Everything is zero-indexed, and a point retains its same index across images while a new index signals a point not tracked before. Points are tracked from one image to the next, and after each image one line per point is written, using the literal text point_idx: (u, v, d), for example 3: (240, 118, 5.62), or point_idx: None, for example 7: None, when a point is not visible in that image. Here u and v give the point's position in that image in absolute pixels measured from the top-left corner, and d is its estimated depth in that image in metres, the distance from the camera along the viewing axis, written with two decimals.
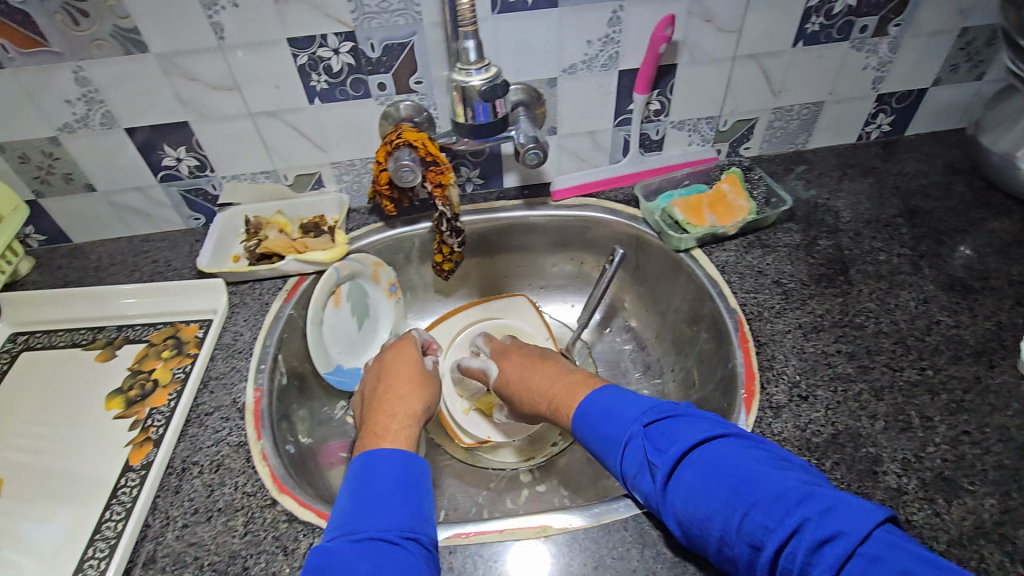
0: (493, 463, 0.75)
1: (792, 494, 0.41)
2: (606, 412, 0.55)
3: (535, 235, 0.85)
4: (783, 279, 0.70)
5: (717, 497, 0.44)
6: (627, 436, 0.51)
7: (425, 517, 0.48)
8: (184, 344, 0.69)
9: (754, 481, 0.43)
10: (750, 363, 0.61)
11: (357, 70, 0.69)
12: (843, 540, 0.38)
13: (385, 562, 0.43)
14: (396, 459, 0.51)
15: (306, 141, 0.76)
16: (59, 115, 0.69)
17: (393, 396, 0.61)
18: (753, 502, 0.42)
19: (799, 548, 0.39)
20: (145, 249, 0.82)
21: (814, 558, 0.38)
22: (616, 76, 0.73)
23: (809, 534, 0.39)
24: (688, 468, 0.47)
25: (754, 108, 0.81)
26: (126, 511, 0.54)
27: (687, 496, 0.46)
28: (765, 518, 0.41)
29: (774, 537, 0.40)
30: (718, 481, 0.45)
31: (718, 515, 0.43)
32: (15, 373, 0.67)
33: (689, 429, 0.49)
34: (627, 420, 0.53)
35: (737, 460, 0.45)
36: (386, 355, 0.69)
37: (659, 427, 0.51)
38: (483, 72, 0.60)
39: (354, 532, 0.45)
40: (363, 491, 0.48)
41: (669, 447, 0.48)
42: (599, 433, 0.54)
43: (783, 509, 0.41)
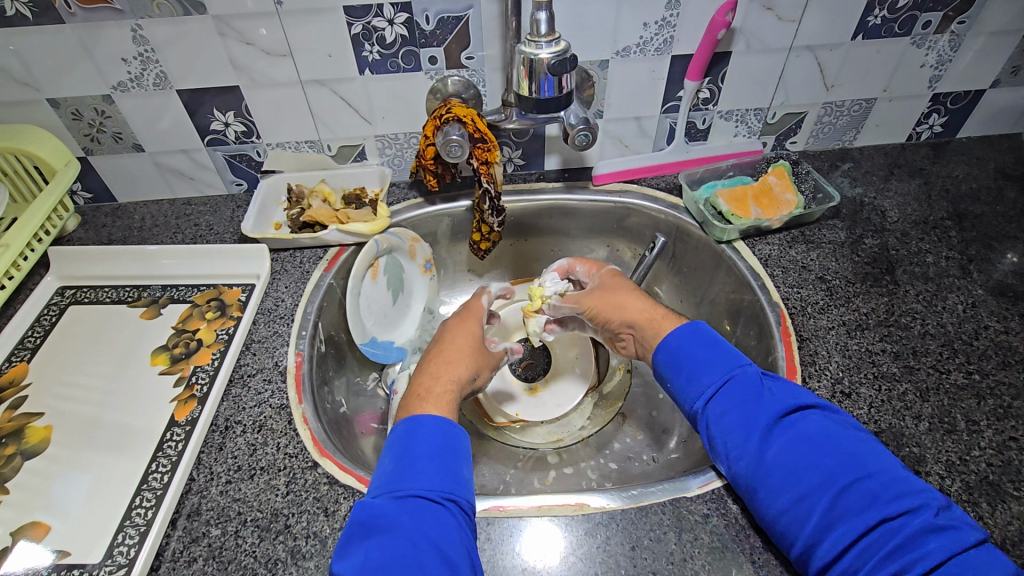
0: (521, 442, 0.75)
1: (909, 482, 0.43)
2: (714, 345, 0.54)
3: (573, 219, 0.85)
4: (827, 275, 0.69)
5: (827, 456, 0.45)
6: (738, 374, 0.51)
7: (465, 478, 0.48)
8: (227, 306, 0.70)
9: (868, 456, 0.45)
10: (792, 357, 0.61)
11: (410, 42, 0.69)
12: (956, 533, 0.40)
13: (426, 521, 0.44)
14: (437, 423, 0.50)
15: (352, 113, 0.76)
16: (114, 73, 0.70)
17: (443, 361, 0.61)
18: (868, 475, 0.43)
19: (906, 525, 0.40)
20: (187, 212, 0.83)
21: (921, 539, 0.40)
22: (669, 61, 0.72)
23: (921, 516, 0.41)
24: (804, 421, 0.47)
25: (805, 101, 0.79)
26: (171, 464, 0.55)
27: (789, 444, 0.46)
28: (873, 490, 0.42)
29: (886, 507, 0.41)
30: (830, 444, 0.45)
31: (820, 471, 0.44)
32: (63, 326, 0.69)
33: (802, 394, 0.50)
34: (737, 361, 0.53)
35: (847, 434, 0.46)
36: (450, 320, 0.69)
37: (771, 380, 0.51)
38: (552, 45, 0.60)
39: (396, 490, 0.46)
40: (406, 449, 0.48)
41: (784, 399, 0.49)
42: (696, 365, 0.53)
43: (898, 489, 0.42)
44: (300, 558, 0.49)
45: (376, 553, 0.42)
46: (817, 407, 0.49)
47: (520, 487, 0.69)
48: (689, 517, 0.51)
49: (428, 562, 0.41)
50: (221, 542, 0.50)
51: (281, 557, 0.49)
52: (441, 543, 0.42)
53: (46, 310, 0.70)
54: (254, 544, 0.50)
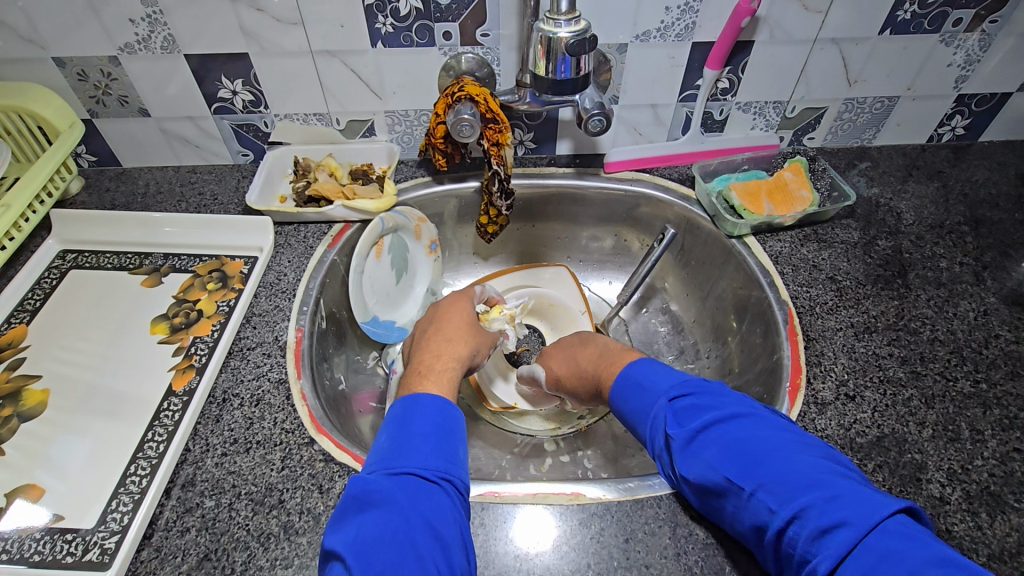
0: (520, 429, 0.75)
1: (804, 480, 0.40)
2: (636, 385, 0.54)
3: (581, 207, 0.83)
4: (838, 275, 0.68)
5: (725, 475, 0.43)
6: (651, 409, 0.51)
7: (461, 458, 0.48)
8: (229, 278, 0.69)
9: (767, 461, 0.42)
10: (798, 357, 0.60)
11: (425, 15, 0.67)
12: (848, 530, 0.37)
13: (422, 498, 0.43)
14: (435, 402, 0.50)
15: (363, 86, 0.75)
16: (121, 34, 0.68)
17: (440, 338, 0.62)
18: (764, 482, 0.41)
19: (803, 533, 0.38)
20: (192, 180, 0.82)
21: (819, 544, 0.37)
22: (689, 48, 0.71)
23: (813, 520, 0.38)
24: (709, 439, 0.46)
25: (825, 97, 0.77)
26: (167, 434, 0.54)
27: (697, 470, 0.45)
28: (773, 500, 0.40)
29: (781, 517, 0.40)
30: (730, 459, 0.44)
31: (729, 491, 0.43)
32: (64, 289, 0.68)
33: (716, 404, 0.48)
34: (654, 392, 0.52)
35: (754, 441, 0.44)
36: (439, 303, 0.69)
37: (683, 402, 0.50)
38: (573, 24, 0.58)
39: (390, 467, 0.45)
40: (402, 428, 0.48)
41: (690, 422, 0.48)
42: (629, 412, 0.53)
43: (791, 493, 0.40)
44: (293, 534, 0.49)
45: (369, 527, 0.40)
46: (730, 414, 0.47)
47: (515, 473, 0.69)
48: (685, 512, 0.50)
49: (421, 539, 0.40)
50: (215, 514, 0.50)
51: (274, 532, 0.49)
52: (434, 522, 0.42)
53: (47, 273, 0.70)
54: (248, 517, 0.49)
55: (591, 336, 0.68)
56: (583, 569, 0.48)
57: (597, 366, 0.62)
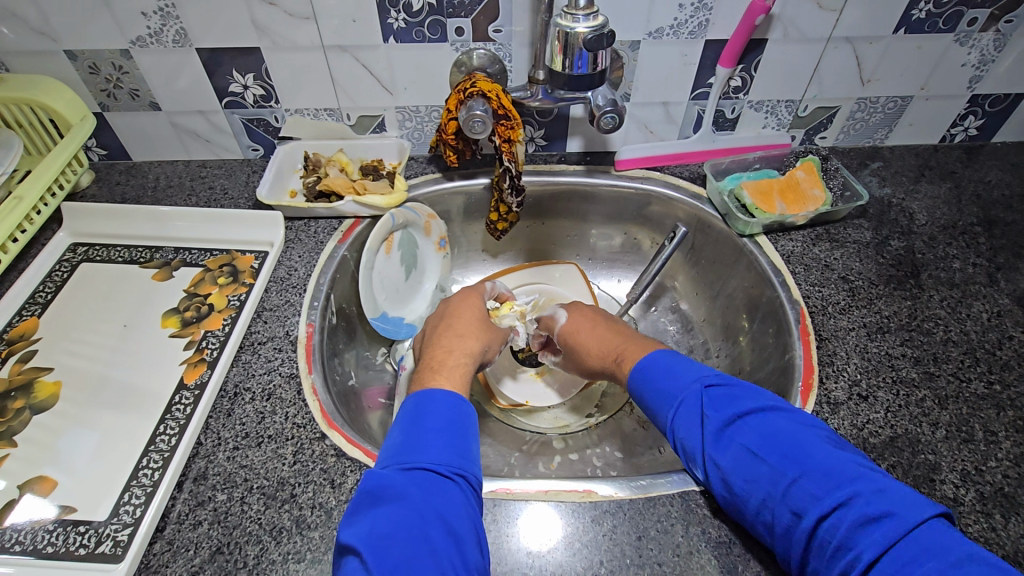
0: (528, 427, 0.75)
1: (848, 471, 0.41)
2: (666, 367, 0.53)
3: (591, 205, 0.83)
4: (850, 275, 0.67)
5: (767, 462, 0.43)
6: (683, 393, 0.50)
7: (474, 454, 0.48)
8: (240, 272, 0.69)
9: (811, 451, 0.43)
10: (810, 356, 0.60)
11: (437, 11, 0.67)
12: (895, 521, 0.37)
13: (436, 493, 0.43)
14: (447, 397, 0.50)
15: (374, 82, 0.75)
16: (133, 27, 0.68)
17: (452, 334, 0.62)
18: (807, 471, 0.42)
19: (843, 522, 0.39)
20: (202, 174, 0.82)
21: (859, 534, 0.38)
22: (702, 45, 0.70)
23: (857, 509, 0.39)
24: (748, 426, 0.46)
25: (838, 96, 0.77)
26: (179, 427, 0.54)
27: (734, 456, 0.45)
28: (816, 487, 0.41)
29: (824, 504, 0.40)
30: (771, 448, 0.44)
31: (764, 478, 0.43)
32: (75, 283, 0.68)
33: (752, 395, 0.48)
34: (686, 377, 0.51)
35: (793, 433, 0.44)
36: (452, 298, 0.69)
37: (718, 389, 0.49)
38: (590, 20, 0.58)
39: (404, 462, 0.45)
40: (415, 422, 0.48)
41: (728, 409, 0.47)
42: (654, 395, 0.52)
43: (836, 483, 0.40)
44: (305, 528, 0.49)
45: (383, 522, 0.40)
46: (769, 405, 0.47)
47: (524, 470, 0.69)
48: (697, 510, 0.50)
49: (435, 535, 0.40)
50: (227, 507, 0.50)
51: (286, 526, 0.49)
52: (448, 518, 0.42)
53: (58, 267, 0.70)
54: (260, 511, 0.49)
55: (608, 317, 0.68)
56: (595, 566, 0.48)
57: (615, 347, 0.62)
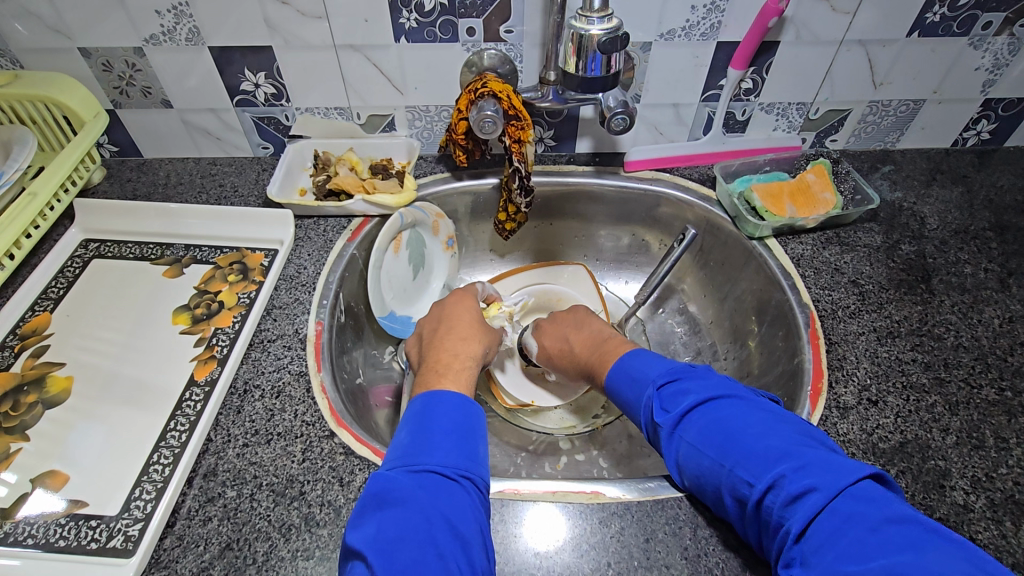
0: (535, 427, 0.75)
1: (774, 450, 0.41)
2: (627, 374, 0.54)
3: (600, 206, 0.83)
4: (860, 279, 0.67)
5: (708, 456, 0.44)
6: (640, 396, 0.51)
7: (482, 457, 0.48)
8: (249, 270, 0.69)
9: (744, 437, 0.43)
10: (819, 360, 0.60)
11: (449, 11, 0.67)
12: (815, 496, 0.37)
13: (442, 496, 0.43)
14: (454, 399, 0.50)
15: (385, 81, 0.75)
16: (146, 25, 0.69)
17: (455, 337, 0.61)
18: (740, 458, 0.42)
19: (775, 502, 0.39)
20: (212, 172, 0.83)
21: (789, 512, 0.38)
22: (713, 47, 0.70)
23: (785, 489, 0.39)
24: (690, 421, 0.46)
25: (849, 99, 0.76)
26: (190, 424, 0.55)
27: (683, 453, 0.46)
28: (748, 474, 0.41)
29: (755, 489, 0.40)
30: (710, 438, 0.44)
31: (710, 471, 0.44)
32: (87, 279, 0.68)
33: (698, 386, 0.48)
34: (641, 381, 0.52)
35: (733, 419, 0.44)
36: (447, 300, 0.69)
37: (670, 388, 0.50)
38: (605, 22, 0.58)
39: (411, 464, 0.45)
40: (422, 425, 0.48)
41: (675, 406, 0.48)
42: (622, 403, 0.53)
43: (764, 466, 0.40)
44: (314, 526, 0.49)
45: (390, 526, 0.40)
46: (710, 395, 0.47)
47: (530, 471, 0.69)
48: (705, 512, 0.50)
49: (441, 537, 0.40)
50: (237, 504, 0.50)
51: (295, 524, 0.49)
52: (455, 521, 0.42)
53: (70, 262, 0.70)
54: (269, 508, 0.50)
55: (578, 323, 0.69)
56: (603, 568, 0.48)
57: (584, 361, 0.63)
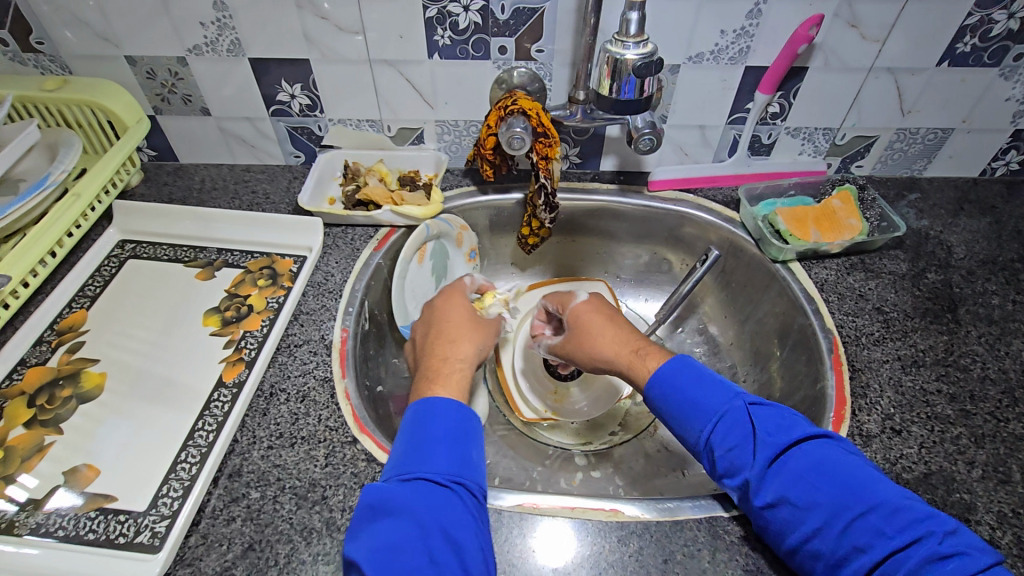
0: (552, 441, 0.76)
1: (909, 509, 0.44)
2: (699, 381, 0.54)
3: (623, 223, 0.83)
4: (885, 306, 0.67)
5: (828, 491, 0.45)
6: (726, 409, 0.52)
7: (475, 461, 0.49)
8: (279, 275, 0.70)
9: (869, 485, 0.45)
10: (842, 387, 0.59)
11: (483, 30, 0.69)
12: (961, 560, 0.41)
13: (436, 504, 0.45)
14: (453, 406, 0.51)
15: (416, 95, 0.77)
16: (191, 37, 0.71)
17: (444, 340, 0.61)
18: (873, 505, 0.44)
19: (911, 558, 0.41)
20: (246, 178, 0.85)
21: (927, 569, 0.41)
22: (741, 71, 0.71)
23: (927, 547, 0.41)
24: (802, 454, 0.48)
25: (877, 126, 0.77)
26: (217, 424, 0.56)
27: (789, 480, 0.47)
28: (881, 521, 0.43)
29: (891, 538, 0.42)
30: (830, 475, 0.46)
31: (824, 508, 0.45)
32: (122, 278, 0.70)
33: (798, 423, 0.51)
34: (728, 394, 0.53)
35: (849, 465, 0.47)
36: (436, 301, 0.68)
37: (765, 412, 0.51)
38: (640, 47, 0.59)
39: (404, 473, 0.47)
40: (416, 433, 0.49)
41: (783, 433, 0.49)
42: (685, 407, 0.53)
43: (901, 521, 0.43)
44: (335, 530, 0.49)
45: (383, 535, 0.42)
46: (813, 434, 0.49)
47: (546, 485, 0.70)
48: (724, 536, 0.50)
49: (435, 543, 0.43)
50: (260, 505, 0.51)
51: (316, 527, 0.50)
52: (448, 528, 0.43)
53: (106, 262, 0.72)
54: (292, 511, 0.51)
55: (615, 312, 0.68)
56: None
57: (619, 358, 0.62)
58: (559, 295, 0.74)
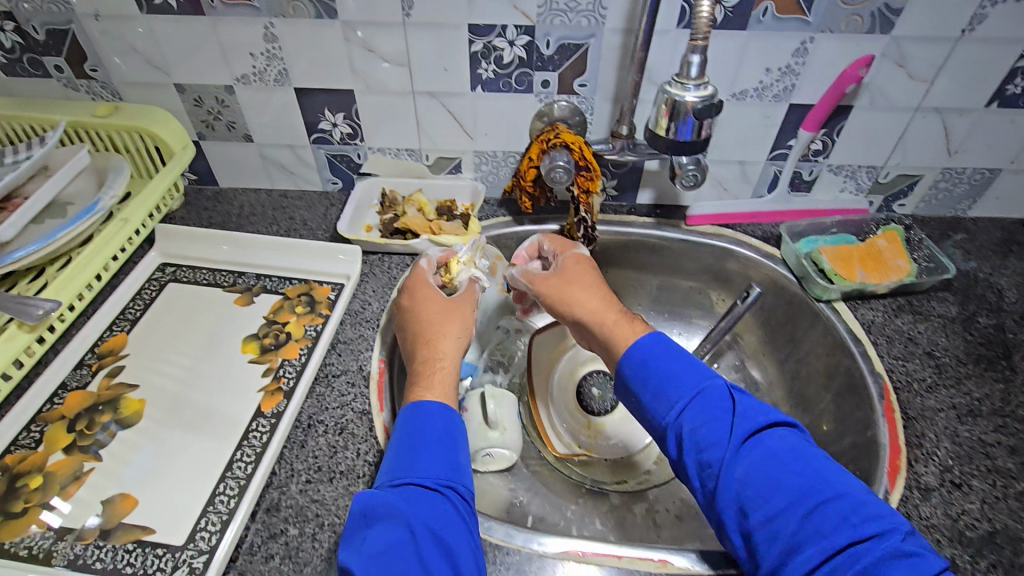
0: (587, 477, 0.75)
1: (876, 506, 0.43)
2: (678, 354, 0.55)
3: (659, 257, 0.82)
4: (936, 351, 0.65)
5: (795, 477, 0.45)
6: (701, 386, 0.52)
7: (463, 466, 0.50)
8: (317, 303, 0.70)
9: (835, 477, 0.45)
10: (896, 435, 0.57)
11: (527, 64, 0.69)
12: (923, 562, 0.40)
13: (428, 508, 0.46)
14: (440, 409, 0.52)
15: (457, 126, 0.77)
16: (240, 66, 0.73)
17: (429, 341, 0.59)
18: (836, 495, 0.44)
19: (873, 553, 0.41)
20: (283, 204, 0.86)
21: (886, 564, 0.40)
22: (785, 108, 0.70)
23: (888, 545, 0.41)
24: (773, 439, 0.48)
25: (922, 164, 0.75)
26: (255, 455, 0.55)
27: (755, 461, 0.47)
28: (844, 512, 0.43)
29: (853, 530, 0.42)
30: (797, 461, 0.46)
31: (789, 491, 0.45)
32: (162, 302, 0.71)
33: (770, 412, 0.51)
34: (704, 372, 0.53)
35: (814, 455, 0.47)
36: (402, 301, 0.64)
37: (738, 395, 0.52)
38: (701, 89, 0.56)
39: (395, 478, 0.47)
40: (407, 435, 0.50)
41: (755, 415, 0.50)
42: (658, 377, 0.53)
43: (864, 516, 0.42)
44: None
45: (376, 540, 0.43)
46: (784, 424, 0.50)
47: (581, 526, 0.68)
48: None
49: (424, 548, 0.43)
50: (298, 542, 0.50)
51: None
52: (440, 531, 0.44)
53: (147, 285, 0.73)
54: (331, 550, 0.50)
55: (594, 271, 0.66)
56: None
57: (602, 322, 0.61)
58: (560, 238, 0.71)
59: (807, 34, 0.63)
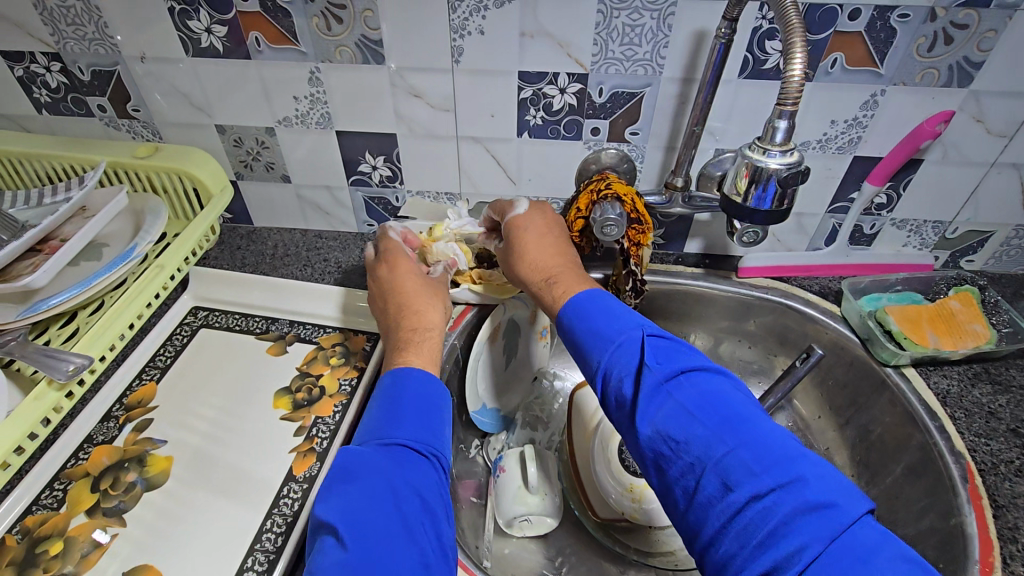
0: (634, 548, 0.69)
1: (786, 450, 0.41)
2: (606, 311, 0.53)
3: (707, 309, 0.78)
4: (1022, 428, 0.60)
5: (702, 424, 0.43)
6: (622, 337, 0.50)
7: (446, 436, 0.50)
8: (352, 354, 0.67)
9: (744, 423, 0.43)
10: (986, 527, 0.52)
11: (577, 111, 0.67)
12: (835, 512, 0.38)
13: (413, 469, 0.45)
14: (424, 377, 0.52)
15: (500, 171, 0.75)
16: (283, 109, 0.71)
17: (410, 312, 0.60)
18: (743, 441, 0.42)
19: (780, 505, 0.39)
20: (318, 245, 0.84)
21: (798, 521, 0.38)
22: (849, 161, 0.67)
23: (799, 496, 0.39)
24: (688, 386, 0.46)
25: (995, 221, 0.71)
26: (286, 525, 0.52)
27: (668, 409, 0.45)
28: (753, 461, 0.41)
29: (759, 480, 0.40)
30: (712, 409, 0.44)
31: (695, 440, 0.43)
32: (193, 349, 0.68)
33: (693, 359, 0.49)
34: (629, 323, 0.51)
35: (732, 399, 0.45)
36: (381, 274, 0.65)
37: (659, 341, 0.50)
38: (785, 155, 0.52)
39: (382, 437, 0.47)
40: (393, 399, 0.49)
41: (670, 362, 0.48)
42: (587, 334, 0.52)
43: (772, 462, 0.40)
44: None
45: (355, 497, 0.42)
46: (704, 368, 0.48)
47: None
48: None
49: (412, 508, 0.43)
50: None
51: None
52: (424, 494, 0.44)
53: (178, 330, 0.70)
54: None
55: (555, 222, 0.66)
56: None
57: (547, 275, 0.60)
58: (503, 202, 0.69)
59: (878, 87, 0.60)
